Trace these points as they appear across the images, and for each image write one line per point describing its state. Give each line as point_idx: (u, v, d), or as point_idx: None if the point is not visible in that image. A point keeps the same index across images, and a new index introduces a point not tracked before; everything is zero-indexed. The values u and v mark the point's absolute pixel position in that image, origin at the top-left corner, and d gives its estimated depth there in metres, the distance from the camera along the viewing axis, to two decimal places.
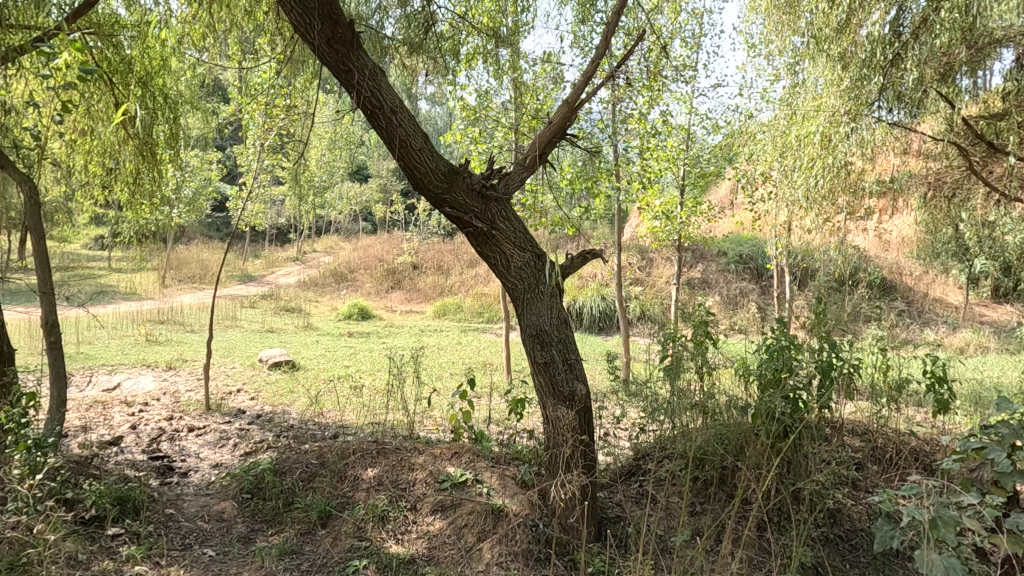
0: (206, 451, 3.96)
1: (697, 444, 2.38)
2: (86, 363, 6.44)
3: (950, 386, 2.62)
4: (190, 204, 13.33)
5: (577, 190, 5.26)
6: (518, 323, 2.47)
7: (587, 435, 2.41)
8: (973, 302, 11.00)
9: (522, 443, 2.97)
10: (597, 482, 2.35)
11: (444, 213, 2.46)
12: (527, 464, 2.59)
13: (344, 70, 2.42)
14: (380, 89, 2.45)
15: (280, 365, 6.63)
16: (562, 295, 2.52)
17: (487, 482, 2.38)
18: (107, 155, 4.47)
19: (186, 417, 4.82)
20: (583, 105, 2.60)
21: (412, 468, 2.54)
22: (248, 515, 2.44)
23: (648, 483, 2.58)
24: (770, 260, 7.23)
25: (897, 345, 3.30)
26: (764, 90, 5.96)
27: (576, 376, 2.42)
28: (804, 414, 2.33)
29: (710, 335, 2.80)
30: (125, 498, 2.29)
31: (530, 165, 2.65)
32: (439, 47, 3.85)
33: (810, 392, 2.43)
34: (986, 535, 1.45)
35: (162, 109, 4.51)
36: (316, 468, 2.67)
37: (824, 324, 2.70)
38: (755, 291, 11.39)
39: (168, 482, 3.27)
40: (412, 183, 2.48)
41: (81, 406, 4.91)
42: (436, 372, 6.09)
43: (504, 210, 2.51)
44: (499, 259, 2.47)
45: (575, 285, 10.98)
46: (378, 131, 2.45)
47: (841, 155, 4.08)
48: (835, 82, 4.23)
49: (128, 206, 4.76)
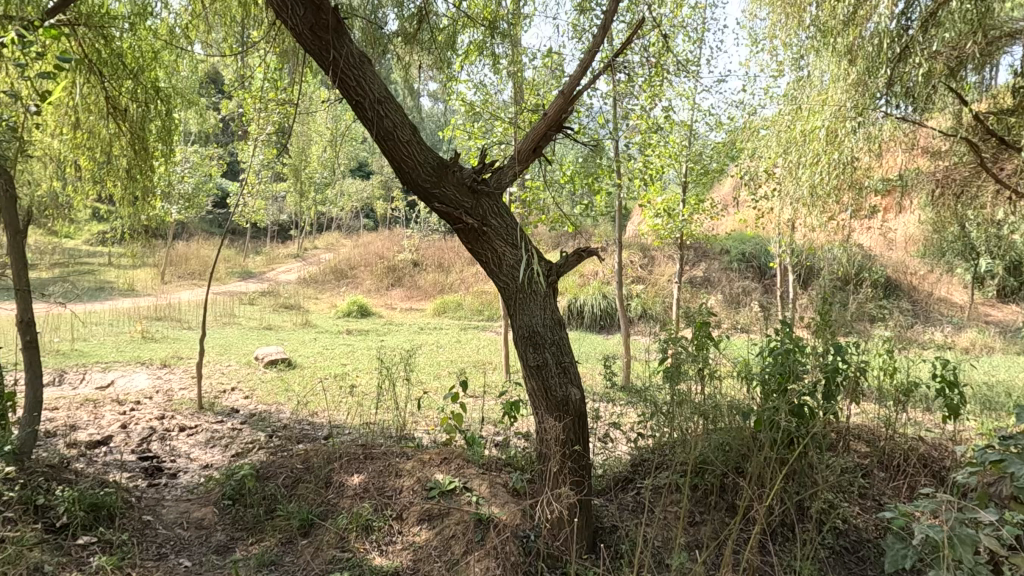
0: (196, 451, 3.88)
1: (696, 452, 2.28)
2: (80, 360, 6.37)
3: (961, 391, 2.52)
4: (190, 200, 13.27)
5: (577, 186, 5.14)
6: (510, 324, 2.37)
7: (581, 441, 2.32)
8: (978, 302, 10.87)
9: (516, 447, 2.88)
10: (591, 493, 2.25)
11: (433, 209, 2.37)
12: (519, 472, 2.50)
13: (326, 58, 2.33)
14: (365, 79, 2.36)
15: (276, 363, 6.54)
16: (556, 295, 2.43)
17: (476, 490, 2.29)
18: (98, 148, 4.40)
19: (179, 416, 4.73)
20: (580, 96, 2.50)
21: (399, 474, 2.45)
22: (228, 522, 2.36)
23: (645, 490, 2.49)
24: (774, 258, 7.12)
25: (905, 346, 3.21)
26: (768, 85, 5.84)
27: (569, 380, 2.33)
28: (810, 421, 2.22)
29: (710, 337, 2.69)
30: (99, 505, 2.21)
31: (524, 159, 2.55)
32: (435, 40, 3.82)
33: (816, 397, 2.32)
34: (1004, 555, 1.36)
35: (153, 103, 4.43)
36: (300, 473, 2.59)
37: (830, 327, 2.62)
38: (758, 289, 11.27)
39: (154, 485, 3.19)
40: (400, 177, 2.39)
41: (72, 405, 4.84)
42: (433, 371, 6.00)
43: (496, 206, 2.42)
44: (491, 257, 2.38)
45: (576, 284, 10.88)
46: (364, 123, 2.35)
47: (848, 152, 3.97)
48: (838, 77, 4.08)
49: (120, 201, 4.68)
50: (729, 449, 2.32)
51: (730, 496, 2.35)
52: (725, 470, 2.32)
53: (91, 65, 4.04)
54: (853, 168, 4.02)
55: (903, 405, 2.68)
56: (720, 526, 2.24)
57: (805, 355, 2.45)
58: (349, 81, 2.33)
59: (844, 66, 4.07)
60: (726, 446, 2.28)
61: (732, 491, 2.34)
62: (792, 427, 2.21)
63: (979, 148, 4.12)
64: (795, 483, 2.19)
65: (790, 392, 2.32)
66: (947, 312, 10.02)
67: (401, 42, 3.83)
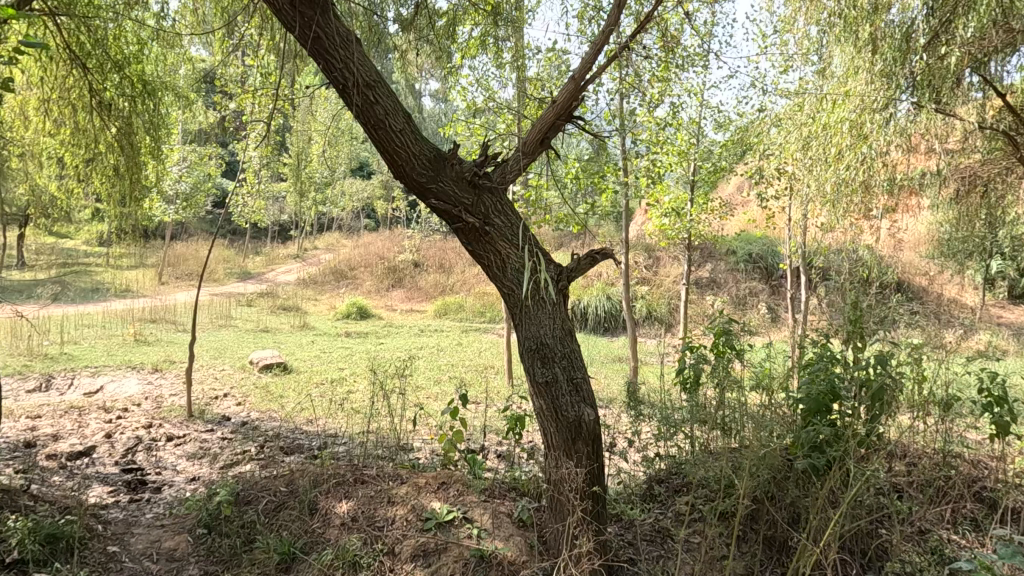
0: (182, 463, 3.66)
1: (723, 481, 2.05)
2: (69, 365, 6.17)
3: (1011, 408, 2.29)
4: (187, 200, 13.07)
5: (583, 185, 4.93)
6: (516, 335, 2.16)
7: (594, 467, 2.12)
8: (988, 304, 10.61)
9: (522, 466, 2.67)
10: (605, 524, 2.08)
11: (429, 205, 2.17)
12: (525, 498, 2.29)
13: (312, 38, 2.12)
14: (353, 60, 2.13)
15: (271, 367, 6.33)
16: (567, 302, 2.22)
17: (477, 521, 2.08)
18: (84, 147, 4.24)
19: (167, 424, 4.52)
20: (591, 84, 2.28)
21: (392, 501, 2.23)
22: (203, 555, 2.15)
23: (665, 518, 2.26)
24: (785, 259, 6.87)
25: (938, 355, 2.99)
26: (777, 81, 5.55)
27: (582, 399, 2.12)
28: (854, 446, 1.97)
29: (734, 346, 2.49)
30: (57, 537, 2.01)
31: (530, 151, 2.33)
32: (435, 29, 3.59)
33: (862, 419, 2.05)
34: None
35: (141, 98, 4.19)
36: (284, 497, 2.37)
37: (863, 336, 2.43)
38: (765, 291, 11.00)
39: (134, 503, 2.97)
40: (392, 170, 2.17)
41: (55, 413, 4.63)
42: (433, 377, 5.79)
43: (499, 203, 2.22)
44: (493, 260, 2.17)
45: (580, 284, 10.64)
46: (352, 110, 2.14)
47: (877, 145, 3.71)
48: (858, 67, 3.93)
49: (107, 201, 4.51)
50: (767, 477, 2.03)
51: (765, 527, 2.07)
52: (757, 500, 2.06)
53: (75, 59, 3.83)
54: (882, 164, 3.76)
55: (946, 421, 2.43)
56: (752, 560, 2.01)
57: (843, 369, 2.20)
58: (336, 63, 2.12)
59: (865, 56, 3.87)
60: (762, 473, 2.00)
61: (768, 524, 2.06)
62: (835, 455, 1.96)
63: (1013, 143, 3.85)
64: (842, 517, 1.92)
65: (831, 412, 2.07)
66: (963, 311, 9.70)
67: (399, 33, 3.62)
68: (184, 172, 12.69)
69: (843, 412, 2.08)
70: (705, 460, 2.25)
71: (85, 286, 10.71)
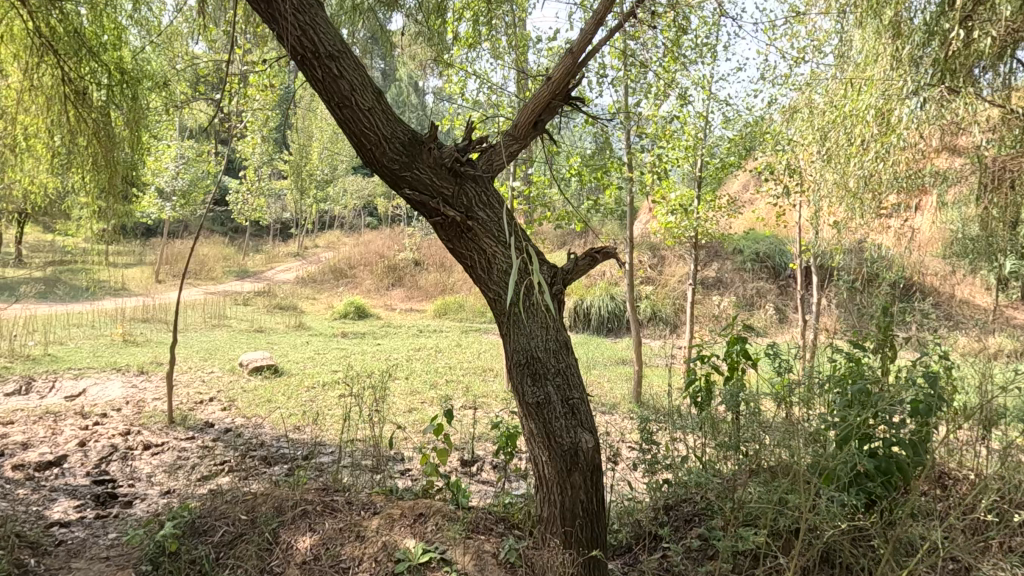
0: (159, 474, 3.41)
1: (750, 524, 1.76)
2: (52, 366, 5.95)
3: None
4: (184, 196, 12.84)
5: (586, 181, 4.68)
6: (504, 347, 1.94)
7: (591, 501, 1.90)
8: (1003, 304, 10.19)
9: (516, 494, 2.40)
10: (602, 567, 1.84)
11: (403, 197, 1.92)
12: (517, 537, 2.03)
13: (272, 9, 1.89)
14: (316, 27, 1.89)
15: (261, 369, 6.11)
16: (562, 311, 2.00)
17: (457, 563, 1.82)
18: (59, 140, 3.96)
19: (146, 431, 4.26)
20: (591, 58, 2.02)
21: (361, 537, 1.98)
22: None
23: (676, 557, 1.98)
24: (798, 258, 6.57)
25: (980, 365, 2.69)
26: (786, 75, 5.29)
27: (579, 423, 1.90)
28: (902, 481, 1.71)
29: (749, 358, 2.32)
30: None
31: (520, 135, 2.08)
32: (436, 24, 3.36)
33: (906, 448, 1.76)
34: None
35: (119, 86, 3.92)
36: (243, 527, 2.14)
37: (890, 345, 2.19)
38: (774, 292, 10.70)
39: (99, 520, 2.72)
40: (360, 153, 1.92)
41: (31, 419, 4.42)
42: (430, 381, 5.54)
43: (484, 194, 1.97)
44: (476, 259, 1.93)
45: (584, 284, 10.39)
46: (314, 85, 1.89)
47: (905, 135, 3.41)
48: (878, 53, 3.69)
49: (85, 195, 4.25)
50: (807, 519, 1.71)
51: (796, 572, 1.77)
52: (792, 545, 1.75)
53: (47, 45, 3.55)
54: (909, 157, 3.47)
55: (994, 441, 2.13)
56: None
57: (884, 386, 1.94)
58: (295, 31, 1.86)
59: (886, 42, 3.66)
60: (800, 516, 1.68)
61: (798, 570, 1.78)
62: (876, 489, 1.72)
63: None
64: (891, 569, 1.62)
65: (869, 439, 1.79)
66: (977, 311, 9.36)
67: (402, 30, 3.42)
68: (181, 168, 12.53)
69: (885, 439, 1.79)
70: (727, 494, 2.00)
71: (77, 284, 10.47)
